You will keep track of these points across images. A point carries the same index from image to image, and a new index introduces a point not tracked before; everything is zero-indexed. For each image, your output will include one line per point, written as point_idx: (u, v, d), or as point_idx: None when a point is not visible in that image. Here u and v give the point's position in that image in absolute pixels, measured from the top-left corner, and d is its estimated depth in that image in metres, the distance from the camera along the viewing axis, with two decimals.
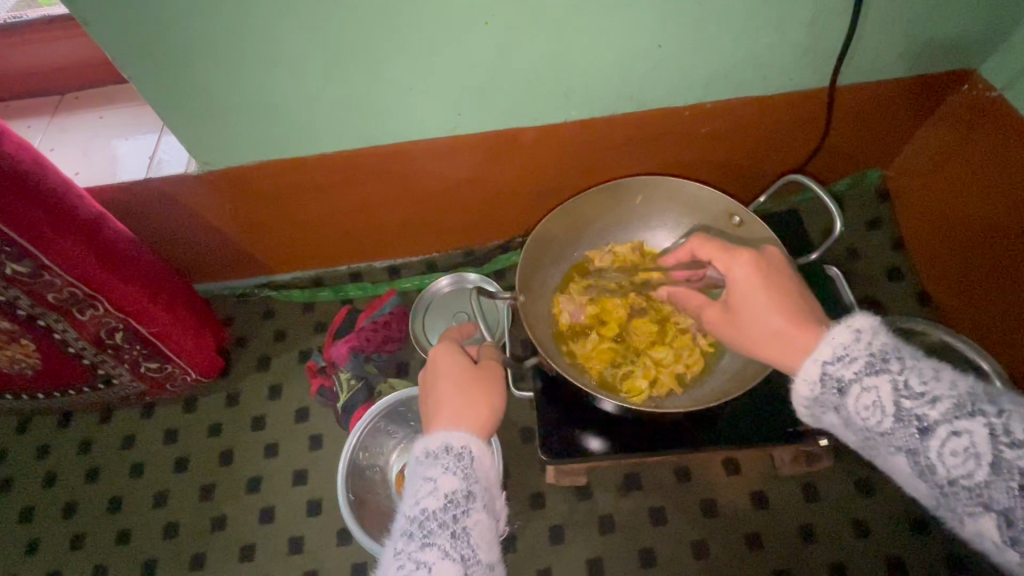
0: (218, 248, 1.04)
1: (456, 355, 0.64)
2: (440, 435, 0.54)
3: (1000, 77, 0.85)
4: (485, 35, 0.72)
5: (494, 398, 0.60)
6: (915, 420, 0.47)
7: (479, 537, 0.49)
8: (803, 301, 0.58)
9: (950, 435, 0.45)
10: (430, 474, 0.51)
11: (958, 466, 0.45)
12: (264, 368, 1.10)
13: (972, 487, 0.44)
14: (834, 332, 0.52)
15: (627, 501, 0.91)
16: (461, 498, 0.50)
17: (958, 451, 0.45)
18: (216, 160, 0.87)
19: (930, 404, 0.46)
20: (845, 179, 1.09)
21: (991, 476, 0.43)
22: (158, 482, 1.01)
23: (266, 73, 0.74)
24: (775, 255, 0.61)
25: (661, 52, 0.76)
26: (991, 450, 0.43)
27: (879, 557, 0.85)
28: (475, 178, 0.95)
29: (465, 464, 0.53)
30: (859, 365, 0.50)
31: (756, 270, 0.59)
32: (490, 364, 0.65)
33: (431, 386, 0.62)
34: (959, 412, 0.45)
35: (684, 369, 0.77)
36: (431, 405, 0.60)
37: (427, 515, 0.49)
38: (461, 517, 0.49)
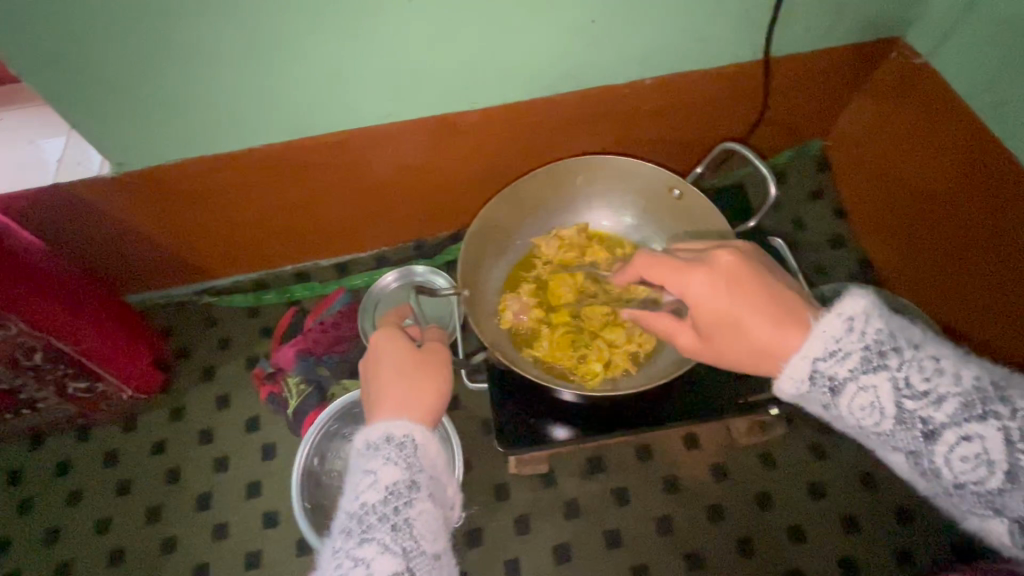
0: (146, 256, 0.97)
1: (396, 338, 0.58)
2: (381, 424, 0.49)
3: (925, 43, 0.85)
4: (408, 15, 0.67)
5: (442, 380, 0.55)
6: (919, 423, 0.47)
7: (425, 527, 0.45)
8: (776, 297, 0.55)
9: (960, 439, 0.45)
10: (370, 467, 0.47)
11: (967, 472, 0.45)
12: (208, 378, 1.04)
13: (982, 491, 0.45)
14: (823, 324, 0.51)
15: (590, 485, 0.90)
16: (403, 488, 0.46)
17: (968, 456, 0.45)
18: (131, 160, 0.80)
19: (935, 405, 0.46)
20: (790, 149, 1.09)
21: (1004, 483, 0.44)
22: (99, 507, 0.95)
23: (173, 66, 0.68)
24: (730, 261, 0.56)
25: (594, 28, 0.74)
26: (1006, 458, 0.43)
27: (836, 516, 0.86)
28: (414, 168, 0.91)
29: (408, 453, 0.48)
30: (854, 362, 0.49)
31: (715, 289, 0.56)
32: (438, 346, 0.59)
33: (372, 374, 0.56)
34: (969, 413, 0.45)
35: (637, 348, 0.75)
36: (371, 395, 0.54)
37: (367, 510, 0.45)
38: (404, 508, 0.45)
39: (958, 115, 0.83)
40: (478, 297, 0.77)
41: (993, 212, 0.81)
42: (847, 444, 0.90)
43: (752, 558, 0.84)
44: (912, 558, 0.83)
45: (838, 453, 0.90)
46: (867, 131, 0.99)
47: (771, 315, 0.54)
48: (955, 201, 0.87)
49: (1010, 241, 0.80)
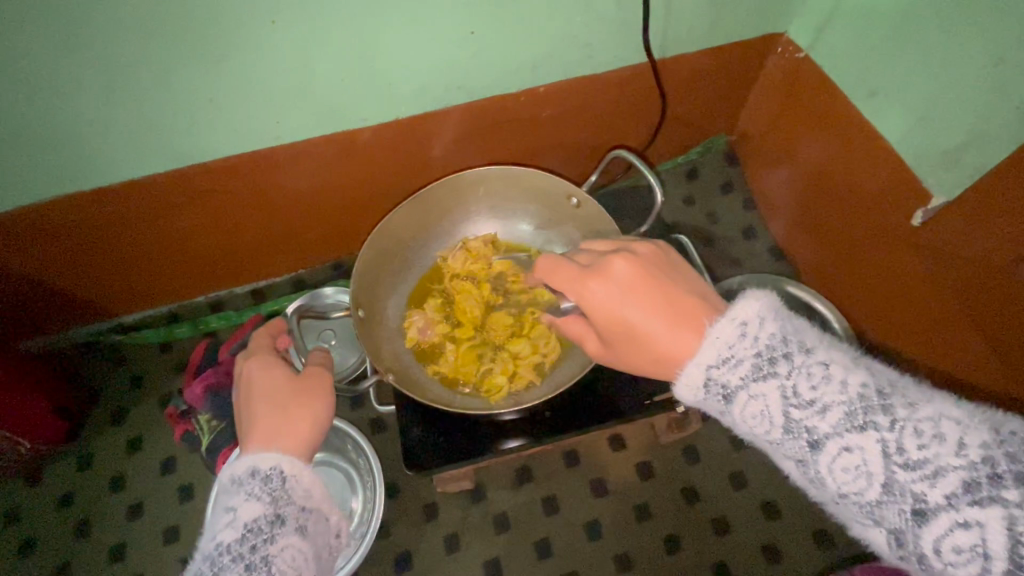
0: (36, 299, 0.92)
1: (269, 365, 0.55)
2: (246, 458, 0.47)
3: (804, 38, 0.88)
4: (276, 36, 0.65)
5: (319, 409, 0.52)
6: (804, 433, 0.43)
7: (286, 564, 0.43)
8: (675, 299, 0.52)
9: (841, 450, 0.41)
10: (232, 503, 0.45)
11: (848, 483, 0.41)
12: (120, 422, 0.99)
13: (866, 505, 0.41)
14: (717, 330, 0.46)
15: (518, 496, 0.89)
16: (264, 524, 0.44)
17: (849, 467, 0.41)
18: (1, 201, 0.76)
19: (820, 414, 0.42)
20: (698, 146, 1.11)
21: (883, 496, 0.40)
22: (3, 572, 0.89)
23: (25, 102, 0.64)
24: (624, 267, 0.54)
25: (474, 39, 0.73)
26: (884, 470, 0.39)
27: (758, 504, 0.88)
28: (316, 189, 0.89)
29: (274, 486, 0.46)
30: (746, 370, 0.45)
31: (610, 292, 0.53)
32: (318, 368, 0.56)
33: (245, 404, 0.53)
34: (850, 424, 0.41)
35: (542, 358, 0.75)
36: (242, 426, 0.52)
37: (221, 550, 0.43)
38: (262, 545, 0.43)
39: (835, 101, 0.87)
40: (378, 317, 0.76)
41: (881, 197, 0.83)
42: None
43: (680, 554, 0.85)
44: (831, 538, 0.85)
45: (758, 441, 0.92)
46: (766, 127, 1.03)
47: (669, 318, 0.51)
48: (850, 186, 0.89)
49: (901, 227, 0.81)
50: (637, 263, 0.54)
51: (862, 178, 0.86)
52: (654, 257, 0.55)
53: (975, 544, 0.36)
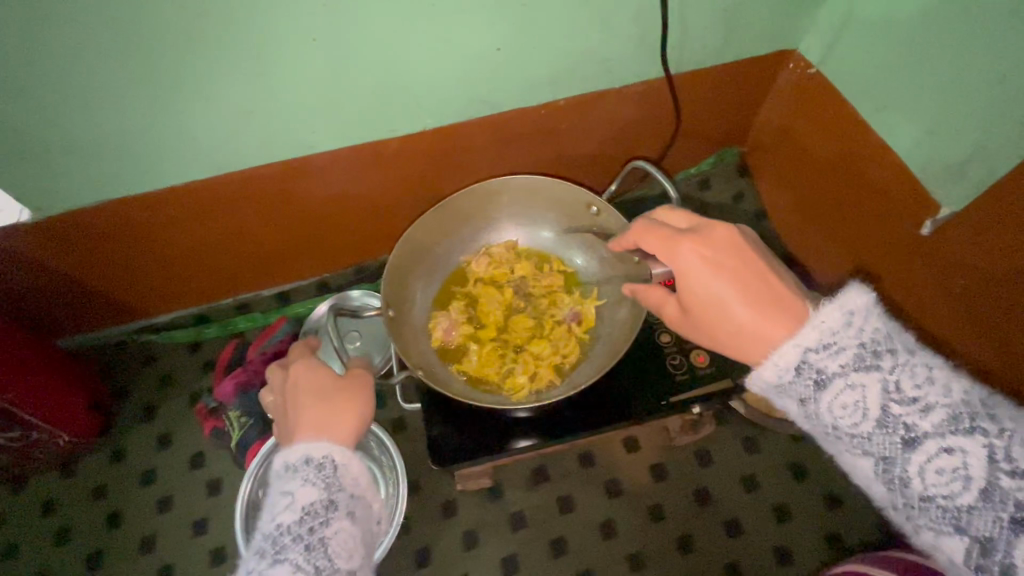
0: (75, 299, 0.96)
1: (314, 365, 0.58)
2: (300, 446, 0.50)
3: (814, 54, 0.92)
4: (315, 52, 0.70)
5: (361, 406, 0.55)
6: (902, 429, 0.46)
7: (341, 546, 0.46)
8: (770, 283, 0.54)
9: (940, 451, 0.44)
10: (288, 488, 0.48)
11: (940, 485, 0.44)
12: (150, 418, 1.03)
13: (948, 507, 0.44)
14: (822, 314, 0.49)
15: (535, 495, 0.92)
16: (321, 507, 0.47)
17: (945, 470, 0.44)
18: (51, 205, 0.80)
19: (921, 413, 0.45)
20: (710, 157, 1.14)
21: (978, 501, 0.43)
22: (38, 559, 0.93)
23: (82, 111, 0.69)
24: (725, 236, 0.57)
25: (499, 55, 0.77)
26: (986, 476, 0.43)
27: (768, 507, 0.90)
28: (343, 195, 0.93)
29: (327, 473, 0.49)
30: (848, 359, 0.47)
31: (703, 258, 0.56)
32: (360, 370, 0.59)
33: (291, 400, 0.55)
34: (954, 426, 0.44)
35: (562, 359, 0.78)
36: (289, 420, 0.54)
37: (281, 530, 0.46)
38: (319, 528, 0.46)
39: (845, 116, 0.89)
40: (406, 318, 0.80)
41: (891, 207, 0.86)
42: (776, 437, 0.94)
43: (692, 554, 0.87)
44: (842, 542, 0.87)
45: (769, 446, 0.94)
46: (777, 139, 1.06)
47: (755, 298, 0.54)
48: (859, 197, 0.91)
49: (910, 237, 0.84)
50: (740, 239, 0.57)
51: (871, 190, 0.89)
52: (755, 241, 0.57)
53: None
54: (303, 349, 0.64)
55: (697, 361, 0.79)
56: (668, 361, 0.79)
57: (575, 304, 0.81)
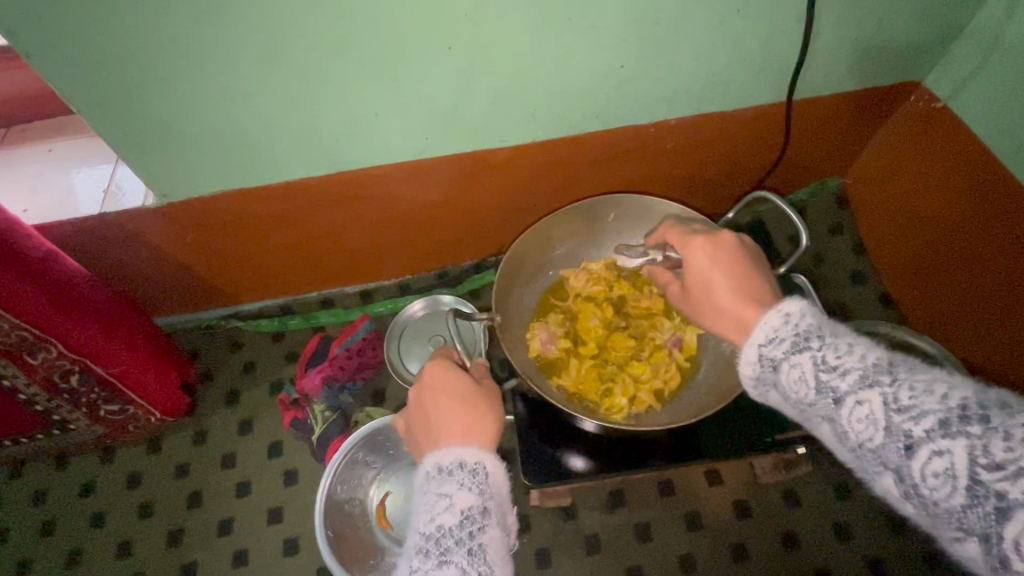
0: (178, 280, 1.00)
1: (453, 366, 0.59)
2: (454, 450, 0.51)
3: (943, 88, 0.88)
4: (448, 60, 0.70)
5: (497, 414, 0.56)
6: (829, 392, 0.47)
7: (496, 554, 0.47)
8: (758, 282, 0.57)
9: (855, 404, 0.45)
10: (445, 490, 0.48)
11: (863, 432, 0.45)
12: (232, 402, 1.05)
13: (875, 451, 0.44)
14: (764, 318, 0.53)
15: (612, 519, 0.90)
16: (478, 513, 0.47)
17: (862, 418, 0.45)
18: (175, 191, 0.83)
19: (840, 375, 0.46)
20: (808, 185, 1.11)
21: (886, 439, 0.43)
22: (122, 530, 0.96)
23: (223, 104, 0.71)
24: (731, 239, 0.60)
25: (623, 72, 0.77)
26: (886, 416, 0.43)
27: (861, 558, 0.85)
28: (445, 201, 0.94)
29: (480, 479, 0.50)
30: (786, 345, 0.50)
31: (710, 254, 0.59)
32: (490, 381, 0.61)
33: (431, 404, 0.56)
34: (863, 382, 0.45)
35: (662, 385, 0.77)
36: (431, 423, 0.55)
37: (443, 532, 0.46)
38: (478, 533, 0.46)
39: (975, 156, 0.85)
40: (507, 326, 0.80)
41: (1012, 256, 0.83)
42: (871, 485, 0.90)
43: None
44: None
45: (863, 494, 0.89)
46: (884, 174, 1.02)
47: (744, 291, 0.57)
48: (971, 241, 0.88)
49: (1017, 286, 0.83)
50: (744, 248, 0.60)
51: (989, 235, 0.85)
52: (758, 253, 0.60)
53: (948, 466, 0.40)
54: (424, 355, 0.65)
55: None
56: None
57: (676, 329, 0.80)
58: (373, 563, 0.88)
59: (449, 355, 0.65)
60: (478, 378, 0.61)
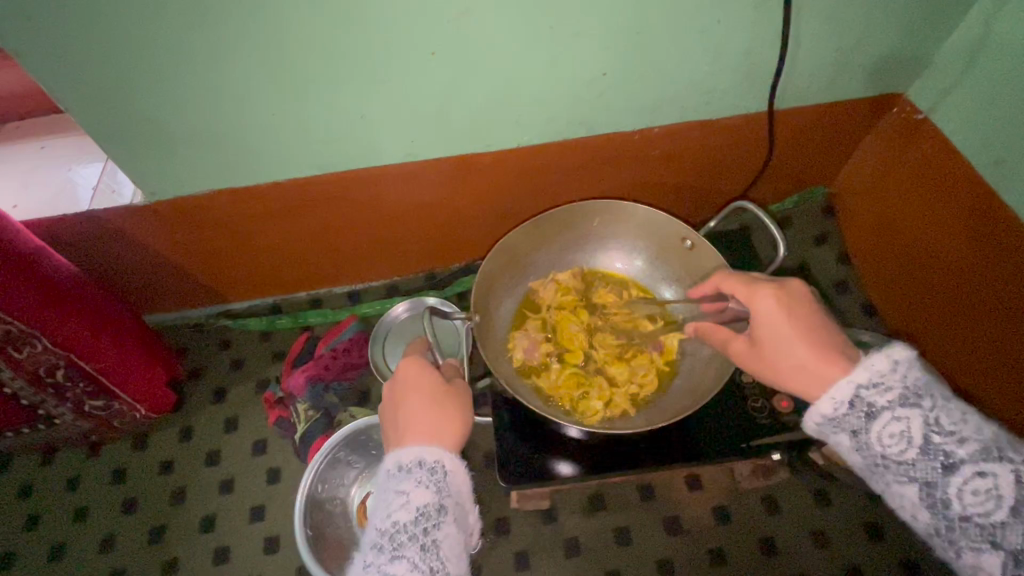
0: (167, 277, 1.00)
1: (423, 363, 0.60)
2: (414, 448, 0.52)
3: (925, 100, 0.88)
4: (432, 65, 0.71)
5: (465, 413, 0.57)
6: (940, 456, 0.50)
7: (450, 550, 0.49)
8: (831, 335, 0.57)
9: (974, 475, 0.49)
10: (402, 487, 0.50)
11: (976, 505, 0.48)
12: (219, 400, 1.06)
13: (986, 525, 0.48)
14: (871, 359, 0.54)
15: (592, 522, 0.90)
16: (433, 511, 0.49)
17: (979, 491, 0.48)
18: (164, 190, 0.84)
19: (958, 443, 0.50)
20: (795, 195, 1.11)
21: (1010, 518, 0.47)
22: (105, 525, 0.97)
23: (210, 104, 0.72)
24: (800, 287, 0.60)
25: (606, 79, 0.78)
26: (1013, 494, 0.47)
27: (838, 564, 0.86)
28: (431, 204, 0.95)
29: (438, 478, 0.51)
30: (893, 395, 0.52)
31: (779, 303, 0.58)
32: (461, 380, 0.61)
33: (399, 403, 0.57)
34: (986, 455, 0.49)
35: (638, 389, 0.78)
36: (398, 422, 0.56)
37: (398, 528, 0.48)
38: (432, 529, 0.49)
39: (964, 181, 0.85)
40: (488, 329, 0.81)
41: (995, 283, 0.83)
42: (850, 493, 0.90)
43: None
44: None
45: (841, 501, 0.90)
46: (868, 185, 1.03)
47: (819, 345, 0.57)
48: (956, 266, 0.89)
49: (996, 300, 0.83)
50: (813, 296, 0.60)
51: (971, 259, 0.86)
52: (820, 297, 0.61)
53: None
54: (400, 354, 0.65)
55: (779, 404, 0.78)
56: (749, 403, 0.79)
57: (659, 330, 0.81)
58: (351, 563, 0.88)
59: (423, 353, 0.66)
60: (448, 376, 0.62)
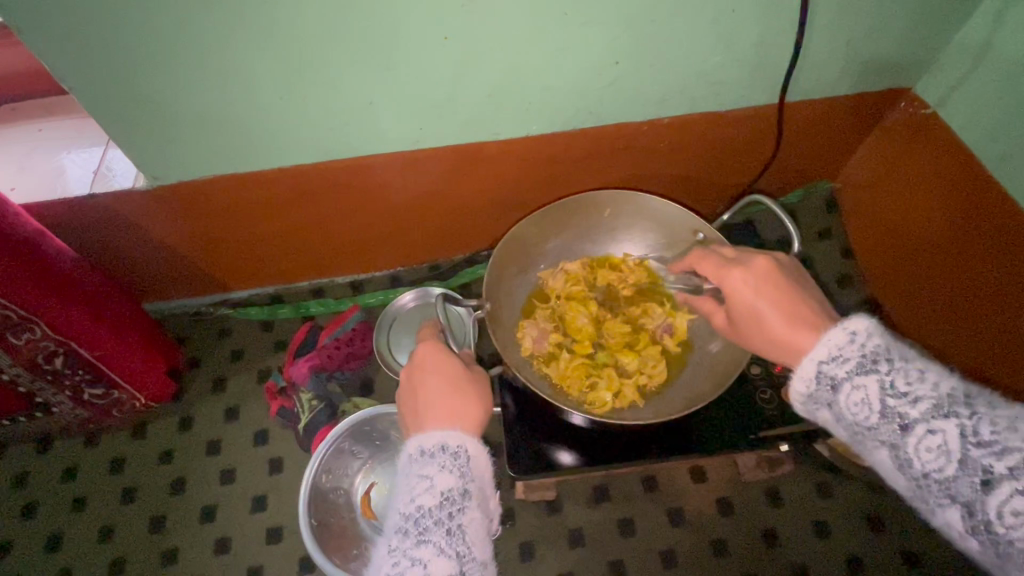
0: (167, 264, 0.99)
1: (442, 349, 0.61)
2: (436, 433, 0.52)
3: (932, 95, 0.89)
4: (445, 50, 0.70)
5: (483, 399, 0.58)
6: (896, 418, 0.47)
7: (475, 534, 0.49)
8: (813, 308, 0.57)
9: (927, 433, 0.46)
10: (426, 472, 0.50)
11: (932, 462, 0.45)
12: (219, 389, 1.05)
13: (942, 482, 0.45)
14: (829, 335, 0.52)
15: (596, 513, 0.90)
16: (457, 495, 0.49)
17: (932, 448, 0.45)
18: (167, 174, 0.83)
19: (912, 403, 0.47)
20: (800, 189, 1.12)
21: (959, 471, 0.44)
22: (104, 515, 0.95)
23: (217, 87, 0.71)
24: (764, 264, 0.60)
25: (618, 68, 0.77)
26: (962, 449, 0.44)
27: (839, 556, 0.86)
28: (438, 192, 0.94)
29: (461, 463, 0.51)
30: (851, 365, 0.50)
31: (747, 283, 0.60)
32: (478, 366, 0.63)
33: (420, 386, 0.58)
34: (937, 413, 0.45)
35: (647, 379, 0.78)
36: (419, 405, 0.57)
37: (423, 513, 0.48)
38: (457, 514, 0.48)
39: (973, 177, 0.85)
40: (498, 318, 0.81)
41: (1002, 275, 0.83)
42: (852, 485, 0.91)
43: None
44: None
45: (843, 494, 0.91)
46: (873, 180, 1.04)
47: (791, 315, 0.56)
48: (964, 264, 0.89)
49: (1005, 296, 0.84)
50: (779, 267, 0.60)
51: (977, 255, 0.87)
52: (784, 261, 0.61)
53: None
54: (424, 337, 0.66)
55: (790, 397, 0.79)
56: (757, 394, 0.79)
57: (667, 315, 0.81)
58: (356, 553, 0.87)
59: (437, 338, 0.66)
60: (468, 362, 0.63)
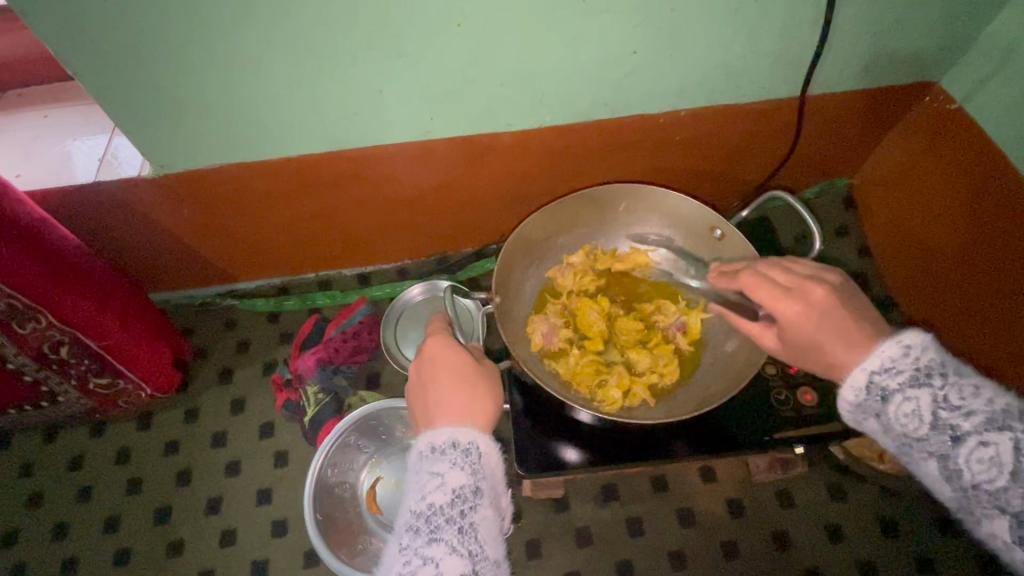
0: (174, 253, 0.98)
1: (453, 344, 0.60)
2: (447, 430, 0.51)
3: (960, 90, 0.86)
4: (458, 38, 0.69)
5: (495, 396, 0.56)
6: (948, 429, 0.47)
7: (487, 533, 0.47)
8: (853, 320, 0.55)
9: (979, 445, 0.46)
10: (437, 469, 0.49)
11: (982, 473, 0.45)
12: (226, 381, 1.04)
13: (992, 493, 0.45)
14: (882, 346, 0.51)
15: (604, 512, 0.89)
16: (469, 492, 0.48)
17: (984, 459, 0.45)
18: (174, 163, 0.81)
19: (966, 416, 0.46)
20: (818, 185, 1.09)
21: (1010, 483, 0.44)
22: (109, 505, 0.95)
23: (224, 73, 0.69)
24: (824, 297, 0.57)
25: (635, 58, 0.75)
26: (1014, 461, 0.44)
27: (852, 560, 0.85)
28: (447, 184, 0.92)
29: (473, 459, 0.50)
30: (904, 377, 0.49)
31: (808, 316, 0.56)
32: (488, 361, 0.61)
33: (431, 381, 0.57)
34: (990, 425, 0.46)
35: (658, 379, 0.76)
36: (429, 402, 0.55)
37: (434, 510, 0.47)
38: (469, 512, 0.47)
39: (998, 172, 0.83)
40: (507, 311, 0.80)
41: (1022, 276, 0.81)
42: (865, 488, 0.90)
43: None
44: None
45: (856, 497, 0.89)
46: (894, 176, 1.01)
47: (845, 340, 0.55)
48: (984, 265, 0.87)
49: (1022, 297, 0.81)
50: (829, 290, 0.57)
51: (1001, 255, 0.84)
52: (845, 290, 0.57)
53: None
54: (434, 331, 0.65)
55: (804, 399, 0.78)
56: (773, 395, 0.78)
57: (681, 313, 0.80)
58: (361, 548, 0.86)
59: (447, 332, 0.65)
60: (479, 357, 0.62)
